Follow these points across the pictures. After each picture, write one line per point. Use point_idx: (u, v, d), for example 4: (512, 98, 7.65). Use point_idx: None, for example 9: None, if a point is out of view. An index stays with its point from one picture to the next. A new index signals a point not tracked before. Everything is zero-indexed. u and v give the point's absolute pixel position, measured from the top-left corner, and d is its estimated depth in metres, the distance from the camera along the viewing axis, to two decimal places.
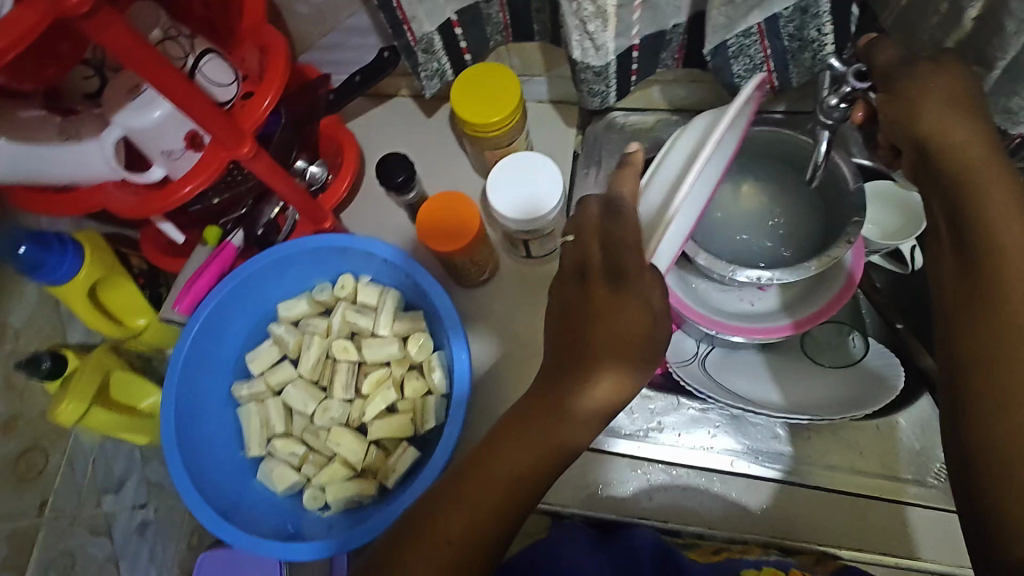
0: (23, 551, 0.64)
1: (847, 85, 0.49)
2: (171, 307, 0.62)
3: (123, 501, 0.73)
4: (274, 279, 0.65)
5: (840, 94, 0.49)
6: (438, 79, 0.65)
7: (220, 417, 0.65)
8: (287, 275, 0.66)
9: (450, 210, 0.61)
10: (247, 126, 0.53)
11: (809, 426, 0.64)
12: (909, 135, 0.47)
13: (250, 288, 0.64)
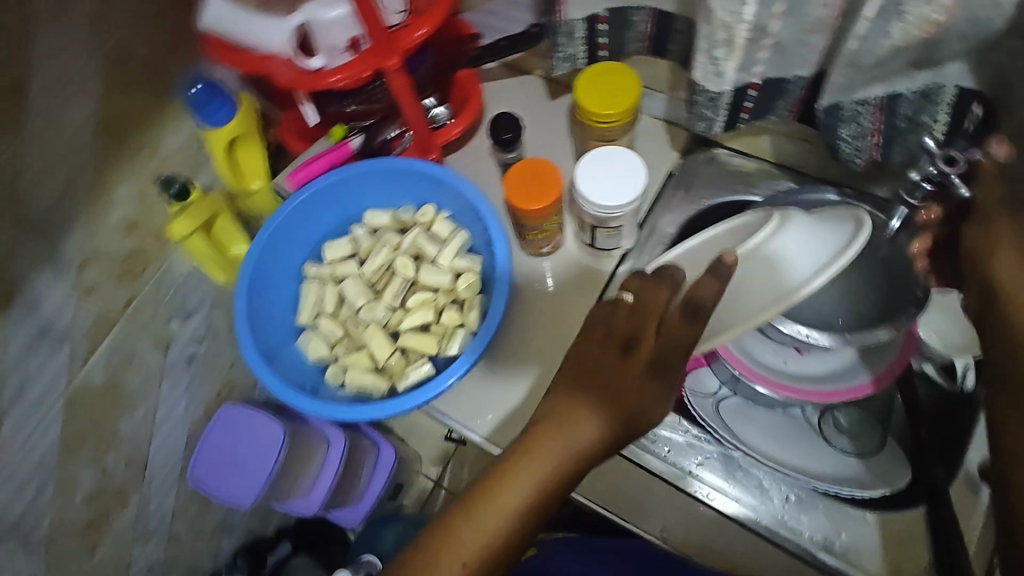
0: (102, 331, 0.76)
1: (934, 165, 0.53)
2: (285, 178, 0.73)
3: (186, 328, 0.88)
4: (371, 187, 0.73)
5: (924, 173, 0.54)
6: (569, 63, 0.71)
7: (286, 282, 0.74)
8: (383, 188, 0.73)
9: (532, 174, 0.66)
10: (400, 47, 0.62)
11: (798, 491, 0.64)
12: (982, 271, 0.48)
13: (349, 186, 0.72)
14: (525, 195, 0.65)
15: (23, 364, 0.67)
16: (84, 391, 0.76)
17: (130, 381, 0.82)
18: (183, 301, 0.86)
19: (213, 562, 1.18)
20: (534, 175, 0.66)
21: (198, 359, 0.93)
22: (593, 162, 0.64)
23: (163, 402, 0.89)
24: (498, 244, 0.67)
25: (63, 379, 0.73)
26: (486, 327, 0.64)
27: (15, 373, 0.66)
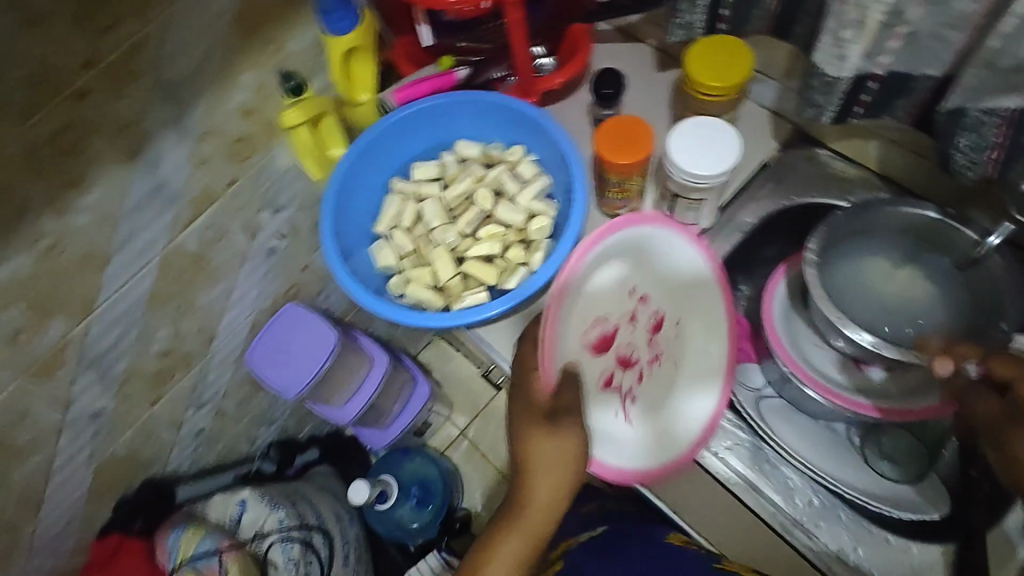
0: (201, 208, 0.82)
1: None
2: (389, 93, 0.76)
3: (273, 221, 0.94)
4: (469, 118, 0.76)
5: None
6: (684, 31, 0.69)
7: (371, 192, 0.77)
8: (479, 120, 0.76)
9: (625, 131, 0.66)
10: None
11: (826, 495, 0.67)
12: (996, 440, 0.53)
13: (449, 113, 0.75)
14: (619, 151, 0.65)
15: (134, 215, 0.75)
16: (178, 254, 0.84)
17: (217, 257, 0.90)
18: (277, 195, 0.92)
19: (250, 446, 1.29)
20: (628, 131, 0.66)
21: (277, 253, 1.00)
22: (693, 129, 0.63)
23: (239, 284, 0.97)
24: (578, 193, 0.68)
25: (164, 239, 0.80)
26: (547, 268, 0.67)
27: (126, 221, 0.74)
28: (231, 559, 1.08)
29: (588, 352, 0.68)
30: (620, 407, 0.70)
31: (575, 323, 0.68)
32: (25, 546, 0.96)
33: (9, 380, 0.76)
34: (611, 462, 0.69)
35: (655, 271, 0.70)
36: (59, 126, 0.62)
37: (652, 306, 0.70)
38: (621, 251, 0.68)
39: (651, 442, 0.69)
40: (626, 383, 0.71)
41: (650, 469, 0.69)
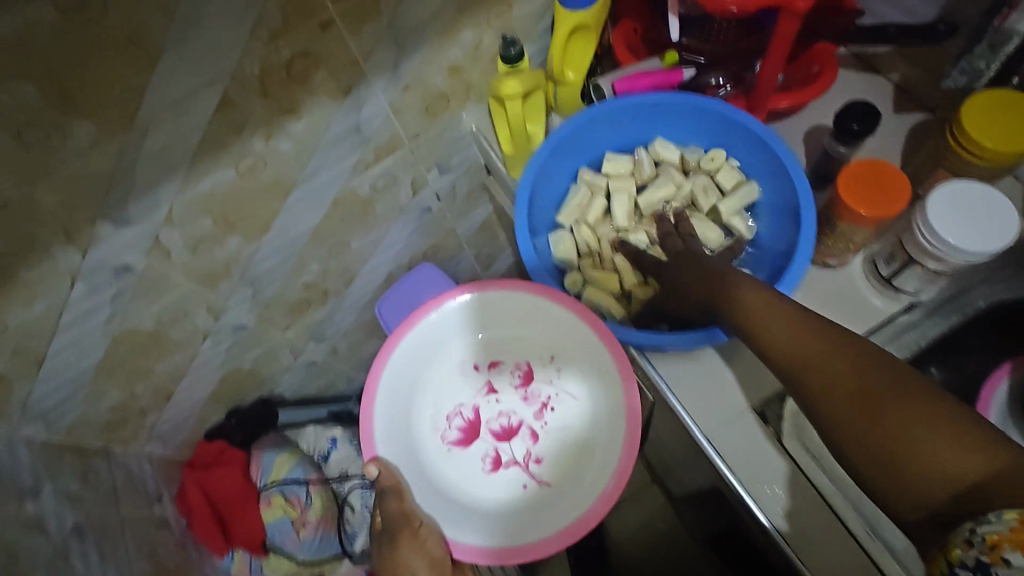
0: (381, 157, 0.82)
1: None
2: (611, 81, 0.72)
3: (436, 182, 0.93)
4: (680, 121, 0.72)
5: None
6: (968, 78, 0.61)
7: (560, 178, 0.75)
8: (690, 126, 0.72)
9: (885, 180, 0.59)
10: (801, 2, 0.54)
11: None
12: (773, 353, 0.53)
13: (661, 113, 0.72)
14: (855, 199, 0.58)
15: (327, 151, 0.75)
16: (350, 196, 0.84)
17: (380, 205, 0.90)
18: (451, 157, 0.91)
19: (347, 386, 1.32)
20: (882, 181, 0.58)
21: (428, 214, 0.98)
22: (975, 193, 0.55)
23: (389, 235, 0.97)
24: (805, 228, 0.62)
25: (343, 179, 0.81)
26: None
27: (319, 156, 0.75)
28: (315, 494, 1.13)
29: (450, 448, 0.72)
30: (527, 476, 0.70)
31: (430, 425, 0.73)
32: (147, 429, 1.02)
33: (182, 281, 0.79)
34: (482, 543, 0.66)
35: (504, 345, 0.75)
36: (298, 51, 0.62)
37: (508, 369, 0.74)
38: (434, 348, 0.74)
39: (547, 509, 0.67)
40: (517, 452, 0.71)
41: (539, 540, 0.65)
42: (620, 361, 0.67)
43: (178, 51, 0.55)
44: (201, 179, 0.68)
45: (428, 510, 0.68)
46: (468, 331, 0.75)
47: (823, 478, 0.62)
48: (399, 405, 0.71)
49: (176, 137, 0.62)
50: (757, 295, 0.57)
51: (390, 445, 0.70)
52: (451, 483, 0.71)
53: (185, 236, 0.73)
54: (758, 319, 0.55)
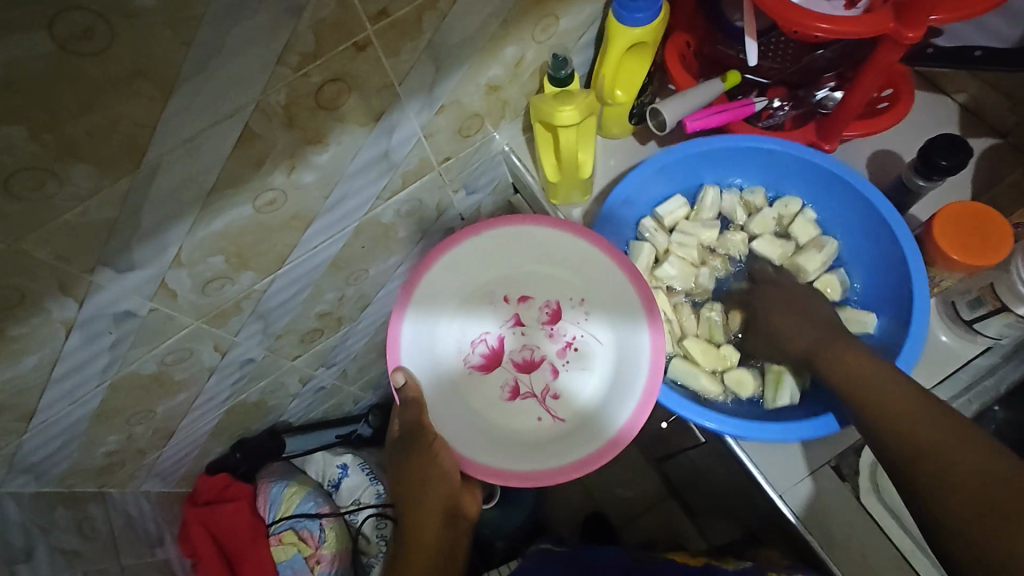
0: (409, 181, 0.75)
1: None
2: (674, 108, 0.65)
3: (462, 202, 0.86)
4: (766, 168, 0.70)
5: None
6: None
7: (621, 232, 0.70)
8: (775, 172, 0.70)
9: (975, 226, 0.57)
10: (909, 34, 0.49)
11: None
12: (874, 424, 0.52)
13: (750, 160, 0.69)
14: (945, 240, 0.57)
15: (352, 180, 0.67)
16: (372, 223, 0.77)
17: (403, 230, 0.83)
18: (478, 177, 0.84)
19: (354, 407, 1.25)
20: (981, 229, 0.56)
21: (452, 234, 0.93)
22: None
23: (408, 259, 0.91)
24: (917, 302, 0.59)
25: (367, 206, 0.73)
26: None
27: (344, 184, 0.67)
28: (329, 528, 1.07)
29: (469, 372, 0.64)
30: (544, 410, 0.63)
31: (450, 344, 0.64)
32: (146, 469, 0.95)
33: (189, 322, 0.71)
34: (488, 463, 0.59)
35: (538, 274, 0.67)
36: (330, 76, 0.54)
37: (538, 303, 0.66)
38: (467, 266, 0.66)
39: (559, 444, 0.60)
40: (537, 385, 0.64)
41: (546, 470, 0.59)
42: (653, 315, 0.62)
43: (199, 82, 0.47)
44: (216, 216, 0.60)
45: (439, 427, 0.62)
46: (502, 252, 0.67)
47: (903, 536, 0.62)
48: (426, 316, 0.64)
49: (190, 175, 0.54)
50: (865, 360, 0.56)
51: (418, 353, 0.63)
52: (462, 405, 0.63)
53: (195, 276, 0.65)
54: (866, 383, 0.54)
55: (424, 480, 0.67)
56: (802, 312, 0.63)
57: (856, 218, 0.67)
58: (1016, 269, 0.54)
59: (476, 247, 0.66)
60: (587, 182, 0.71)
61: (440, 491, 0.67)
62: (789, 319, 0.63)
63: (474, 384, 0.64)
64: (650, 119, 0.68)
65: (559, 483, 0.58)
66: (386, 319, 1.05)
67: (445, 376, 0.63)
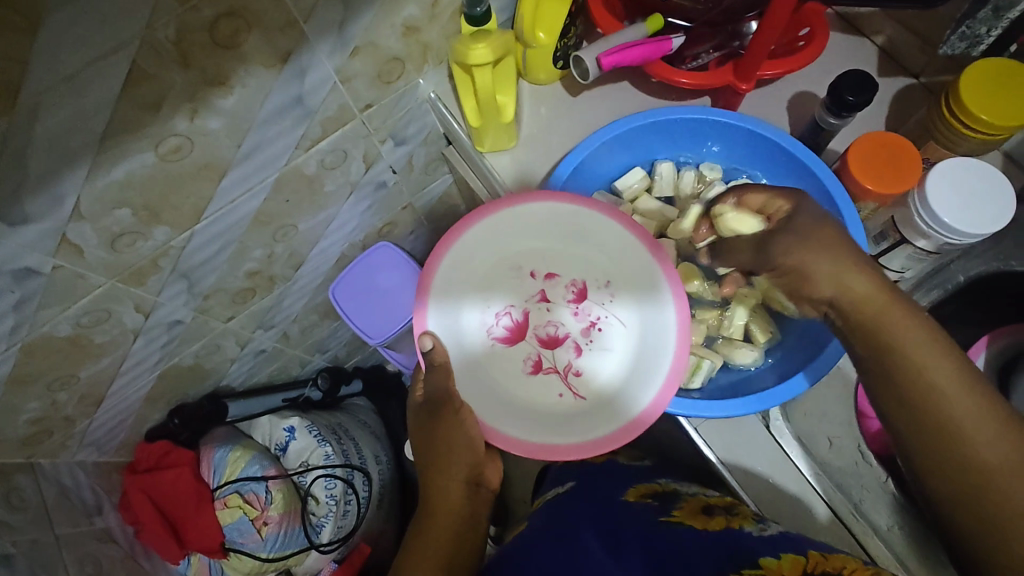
0: (330, 129, 0.72)
1: None
2: (596, 54, 0.62)
3: (391, 154, 0.85)
4: (721, 144, 0.69)
5: None
6: (966, 44, 0.61)
7: None
8: (734, 149, 0.69)
9: (888, 153, 0.56)
10: None
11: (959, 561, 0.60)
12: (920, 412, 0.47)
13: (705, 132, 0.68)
14: (860, 169, 0.56)
15: (266, 127, 0.65)
16: (295, 175, 0.75)
17: (330, 183, 0.81)
18: (406, 126, 0.82)
19: (301, 370, 1.24)
20: (894, 159, 0.56)
21: (385, 188, 0.91)
22: (981, 180, 0.53)
23: (340, 214, 0.89)
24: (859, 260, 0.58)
25: (287, 156, 0.71)
26: (820, 361, 0.60)
27: (257, 133, 0.64)
28: (275, 490, 1.06)
29: (491, 345, 0.64)
30: (565, 386, 0.63)
31: (476, 315, 0.64)
32: (78, 437, 0.92)
33: (102, 281, 0.69)
34: (508, 433, 0.61)
35: (567, 250, 0.66)
36: (223, 11, 0.51)
37: (565, 280, 0.65)
38: (492, 240, 0.66)
39: (582, 421, 0.61)
40: (560, 361, 0.64)
41: (564, 447, 0.60)
42: (682, 305, 0.62)
43: (72, 13, 0.44)
44: (114, 165, 0.57)
45: (462, 393, 0.63)
46: (526, 226, 0.66)
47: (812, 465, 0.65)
48: (454, 284, 0.64)
49: (75, 119, 0.51)
50: (942, 356, 0.47)
51: (442, 322, 0.63)
52: (483, 377, 0.63)
53: (100, 231, 0.62)
54: (942, 400, 0.46)
55: (446, 446, 0.65)
56: (842, 246, 0.52)
57: (804, 188, 0.65)
58: (911, 199, 0.55)
59: (502, 223, 0.66)
60: (511, 128, 0.69)
61: (461, 462, 0.66)
62: (819, 255, 0.52)
63: (494, 354, 0.64)
64: (574, 67, 0.65)
65: (578, 459, 0.59)
66: (325, 278, 1.03)
67: (468, 346, 0.63)
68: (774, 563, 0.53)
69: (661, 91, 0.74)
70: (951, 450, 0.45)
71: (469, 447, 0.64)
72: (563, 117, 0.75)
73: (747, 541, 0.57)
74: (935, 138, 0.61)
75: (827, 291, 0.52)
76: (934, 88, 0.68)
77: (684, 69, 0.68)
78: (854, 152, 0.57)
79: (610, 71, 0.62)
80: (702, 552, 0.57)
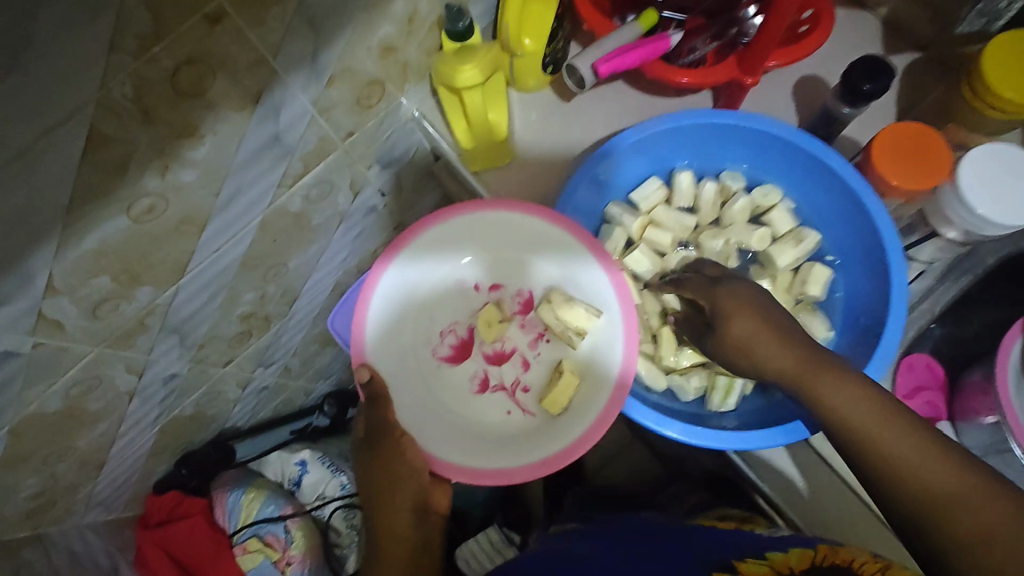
0: (313, 163, 0.68)
1: None
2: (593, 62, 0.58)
3: (377, 178, 0.80)
4: (743, 149, 0.65)
5: None
6: (984, 21, 0.60)
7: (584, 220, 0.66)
8: (756, 153, 0.65)
9: (913, 147, 0.54)
10: None
11: None
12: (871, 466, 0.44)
13: (722, 135, 0.64)
14: (886, 165, 0.54)
15: (244, 171, 0.60)
16: (280, 214, 0.70)
17: (317, 216, 0.76)
18: (391, 147, 0.77)
19: (305, 399, 1.20)
20: (921, 148, 0.54)
21: (374, 212, 0.87)
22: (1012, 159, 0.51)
23: (332, 244, 0.85)
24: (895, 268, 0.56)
25: (269, 197, 0.66)
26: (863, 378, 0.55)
27: (235, 179, 0.60)
28: (295, 528, 1.03)
29: (437, 365, 0.62)
30: (513, 403, 0.62)
31: (418, 337, 0.62)
32: (84, 501, 0.88)
33: (88, 350, 0.64)
34: (457, 460, 0.57)
35: (507, 261, 0.64)
36: (184, 58, 0.46)
37: (510, 293, 0.64)
38: (429, 258, 0.61)
39: (532, 438, 0.58)
40: (508, 378, 0.63)
41: (514, 470, 0.56)
42: (626, 305, 0.59)
43: (14, 85, 0.39)
44: (85, 235, 0.52)
45: (405, 421, 0.59)
46: (466, 239, 0.62)
47: None
48: (395, 308, 0.60)
49: (35, 195, 0.46)
50: (898, 431, 0.43)
51: (379, 347, 0.59)
52: (428, 399, 0.61)
53: (79, 302, 0.58)
54: (917, 482, 0.41)
55: (387, 470, 0.61)
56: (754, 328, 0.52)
57: (831, 190, 0.61)
58: (943, 192, 0.53)
59: (437, 238, 0.61)
60: (504, 146, 0.68)
61: (406, 490, 0.62)
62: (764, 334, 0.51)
63: (439, 375, 0.62)
64: (568, 76, 0.62)
65: (529, 479, 0.56)
66: (321, 308, 0.99)
67: (410, 368, 0.61)
68: (780, 556, 0.51)
69: (659, 89, 0.70)
70: (948, 527, 0.39)
71: (415, 472, 0.60)
72: (558, 126, 0.70)
73: (754, 538, 0.57)
74: (957, 121, 0.58)
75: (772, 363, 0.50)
76: (947, 60, 0.64)
77: (681, 65, 0.64)
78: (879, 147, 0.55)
79: (609, 79, 0.58)
80: (705, 549, 0.56)
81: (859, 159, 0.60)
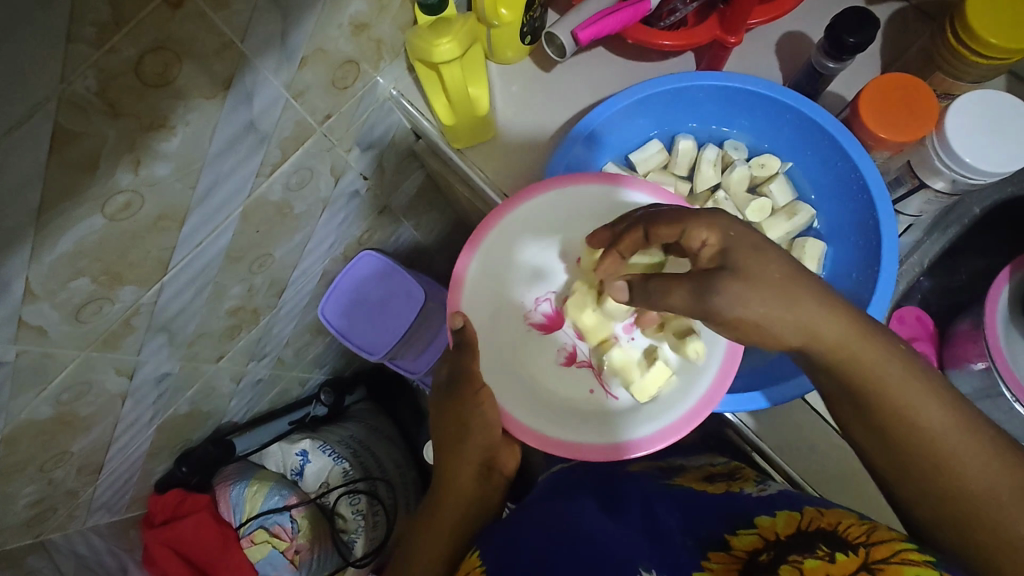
0: (291, 150, 0.66)
1: None
2: (572, 28, 0.57)
3: (359, 161, 0.79)
4: (745, 118, 0.65)
5: None
6: None
7: None
8: (759, 123, 0.64)
9: (902, 97, 0.54)
10: None
11: None
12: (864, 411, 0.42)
13: (724, 101, 0.63)
14: (873, 117, 0.54)
15: (220, 161, 0.58)
16: (261, 204, 0.68)
17: (299, 204, 0.75)
18: (370, 129, 0.76)
19: (301, 389, 1.20)
20: (907, 99, 0.54)
21: (358, 197, 0.86)
22: (1010, 104, 0.50)
23: (316, 232, 0.84)
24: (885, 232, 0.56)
25: (249, 186, 0.65)
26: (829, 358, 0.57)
27: (211, 170, 0.58)
28: (300, 517, 1.04)
29: (527, 331, 0.61)
30: (598, 383, 0.59)
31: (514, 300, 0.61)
32: (85, 506, 0.88)
33: (74, 354, 0.63)
34: (534, 428, 0.57)
35: None
36: (147, 46, 0.44)
37: None
38: (532, 226, 0.60)
39: (613, 420, 0.57)
40: (597, 356, 0.60)
41: (587, 447, 0.56)
42: None
43: None
44: (60, 237, 0.50)
45: (487, 375, 0.60)
46: (572, 213, 0.60)
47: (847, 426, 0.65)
48: (493, 267, 0.60)
49: (3, 200, 0.44)
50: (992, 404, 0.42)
51: (474, 300, 0.60)
52: (499, 356, 0.60)
53: (61, 306, 0.56)
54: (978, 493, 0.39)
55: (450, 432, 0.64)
56: (821, 320, 0.40)
57: (828, 158, 0.61)
58: (930, 143, 0.53)
59: (547, 210, 0.60)
60: (485, 121, 0.66)
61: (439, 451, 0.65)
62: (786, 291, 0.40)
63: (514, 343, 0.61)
64: (547, 44, 0.61)
65: (591, 460, 0.56)
66: (310, 298, 0.98)
67: (487, 328, 0.61)
68: (769, 521, 0.50)
69: (640, 53, 0.69)
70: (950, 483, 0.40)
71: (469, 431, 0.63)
72: (539, 96, 0.69)
73: (744, 501, 0.55)
74: (942, 69, 0.57)
75: (795, 341, 0.41)
76: (929, 9, 0.64)
77: (662, 28, 0.63)
78: (873, 100, 0.55)
79: (590, 45, 0.57)
80: (702, 516, 0.56)
81: (846, 116, 0.60)
